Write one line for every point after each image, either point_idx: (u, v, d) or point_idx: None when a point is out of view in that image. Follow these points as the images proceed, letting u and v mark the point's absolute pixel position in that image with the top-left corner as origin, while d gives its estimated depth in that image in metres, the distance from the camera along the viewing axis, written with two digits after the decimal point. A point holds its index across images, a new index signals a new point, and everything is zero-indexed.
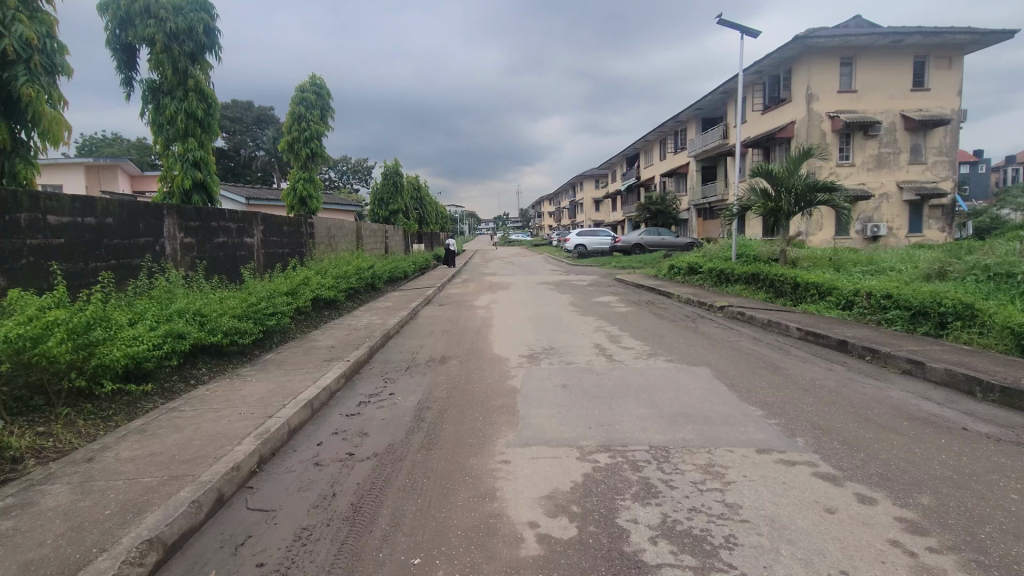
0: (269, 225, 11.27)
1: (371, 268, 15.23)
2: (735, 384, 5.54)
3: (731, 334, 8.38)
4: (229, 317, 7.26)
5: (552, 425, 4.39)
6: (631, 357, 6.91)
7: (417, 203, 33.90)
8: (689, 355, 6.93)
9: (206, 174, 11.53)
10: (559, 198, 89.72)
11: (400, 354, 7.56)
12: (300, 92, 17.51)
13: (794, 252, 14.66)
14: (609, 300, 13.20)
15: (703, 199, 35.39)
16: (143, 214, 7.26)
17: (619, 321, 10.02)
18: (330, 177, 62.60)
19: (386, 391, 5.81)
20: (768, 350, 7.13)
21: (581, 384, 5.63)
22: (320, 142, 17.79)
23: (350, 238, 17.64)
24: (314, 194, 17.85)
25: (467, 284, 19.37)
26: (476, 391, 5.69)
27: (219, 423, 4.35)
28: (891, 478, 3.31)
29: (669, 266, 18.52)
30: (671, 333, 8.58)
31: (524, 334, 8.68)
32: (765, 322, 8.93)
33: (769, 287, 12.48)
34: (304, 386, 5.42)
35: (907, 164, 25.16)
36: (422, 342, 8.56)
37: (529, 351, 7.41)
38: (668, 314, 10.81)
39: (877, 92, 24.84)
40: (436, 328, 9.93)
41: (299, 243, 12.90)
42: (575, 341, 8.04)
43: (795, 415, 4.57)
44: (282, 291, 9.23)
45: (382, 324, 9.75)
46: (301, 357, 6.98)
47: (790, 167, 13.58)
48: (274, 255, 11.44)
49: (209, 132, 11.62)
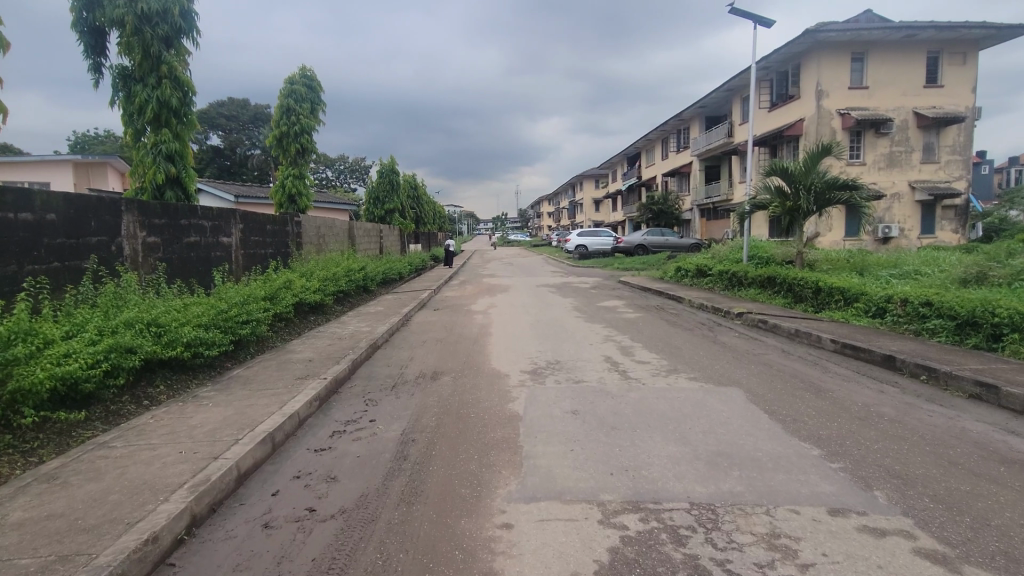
0: (249, 223, 10.43)
1: (363, 270, 14.38)
2: (776, 410, 4.71)
3: (756, 345, 7.54)
4: (191, 327, 6.41)
5: (563, 471, 3.54)
6: (647, 374, 6.08)
7: (415, 203, 33.14)
8: (714, 372, 6.10)
9: (181, 169, 10.67)
10: (558, 199, 88.97)
11: (387, 368, 6.71)
12: (289, 84, 16.63)
13: (811, 254, 13.83)
14: (615, 305, 12.35)
15: (706, 199, 34.59)
16: (95, 210, 6.43)
17: (631, 329, 9.17)
18: (328, 176, 61.87)
19: (366, 417, 4.95)
20: (804, 367, 6.29)
21: (594, 410, 4.78)
22: (310, 136, 16.96)
23: (342, 238, 16.80)
24: (304, 191, 17.06)
25: (465, 287, 18.54)
26: (471, 417, 4.83)
27: (149, 467, 3.50)
28: (1022, 562, 2.48)
29: (676, 268, 17.70)
30: (688, 345, 7.75)
31: (525, 345, 7.84)
32: (791, 333, 8.07)
33: (788, 292, 11.65)
34: (267, 413, 4.56)
35: (920, 163, 24.35)
36: (412, 353, 7.71)
37: (532, 366, 6.57)
38: (681, 321, 9.98)
39: (889, 89, 24.02)
40: (429, 337, 9.10)
41: (283, 243, 12.06)
42: (583, 354, 7.19)
43: (861, 455, 3.74)
44: (259, 296, 8.41)
45: (370, 331, 8.91)
46: (272, 372, 6.14)
47: (808, 165, 12.76)
48: (255, 257, 10.60)
49: (186, 123, 10.74)
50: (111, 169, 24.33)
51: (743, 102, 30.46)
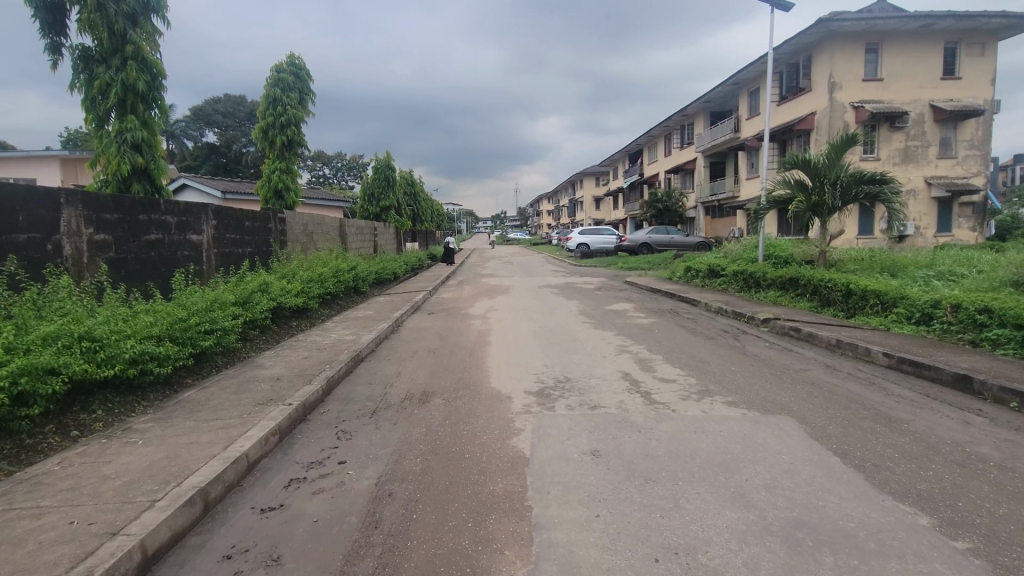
0: (223, 219, 9.47)
1: (352, 270, 13.43)
2: (849, 452, 3.75)
3: (793, 359, 6.60)
4: (136, 340, 5.46)
5: (589, 555, 2.59)
6: (675, 398, 5.11)
7: (411, 200, 32.11)
8: (753, 394, 5.14)
9: (150, 159, 9.64)
10: (559, 198, 87.94)
11: (369, 389, 5.74)
12: (276, 71, 15.63)
13: (834, 253, 12.88)
14: (625, 309, 11.38)
15: (711, 196, 33.60)
16: (25, 202, 5.49)
17: (647, 338, 8.22)
18: (324, 173, 60.89)
19: (335, 457, 3.99)
20: (859, 388, 5.33)
21: (620, 449, 3.83)
22: (298, 128, 15.98)
23: (332, 236, 15.83)
24: (292, 186, 16.07)
25: (462, 287, 17.58)
26: (466, 457, 3.88)
27: (16, 552, 2.52)
28: None
29: (686, 268, 16.76)
30: (715, 358, 6.78)
31: (530, 358, 6.91)
32: (829, 343, 7.11)
33: (815, 295, 10.69)
34: (207, 456, 3.61)
35: (936, 158, 23.40)
36: (400, 367, 6.76)
37: (539, 386, 5.60)
38: (701, 328, 9.04)
39: (904, 81, 23.05)
40: (421, 345, 8.13)
41: (265, 241, 11.11)
42: (596, 369, 6.22)
43: (987, 525, 2.80)
44: (229, 301, 7.45)
45: (355, 339, 7.95)
46: (231, 393, 5.16)
47: (833, 158, 11.79)
48: (231, 256, 9.64)
49: (155, 108, 9.71)
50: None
51: (750, 96, 29.45)
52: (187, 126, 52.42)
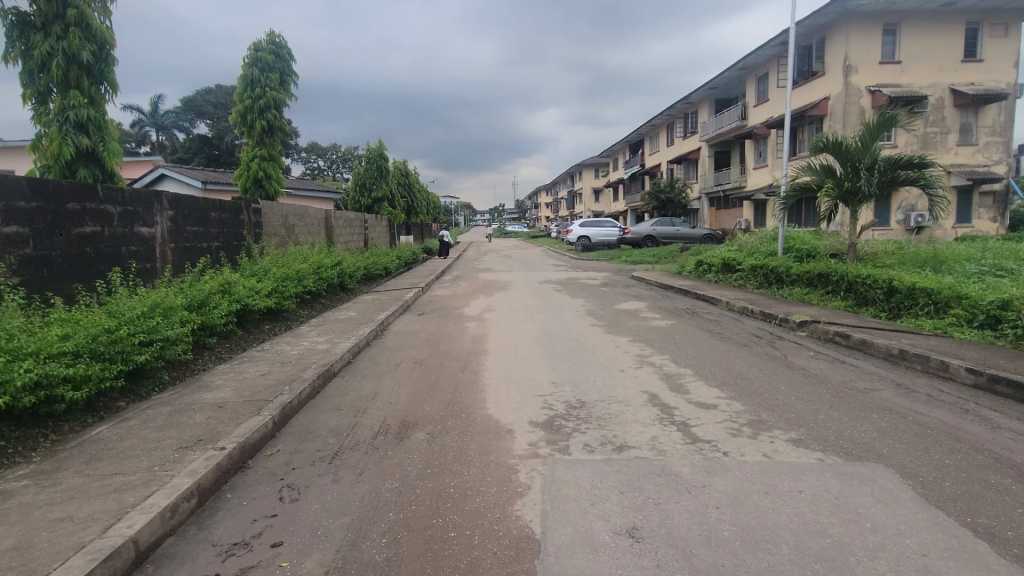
0: (181, 209, 8.33)
1: (335, 266, 12.27)
2: (995, 532, 2.63)
3: (852, 374, 5.48)
4: (35, 360, 4.34)
5: None
6: (724, 433, 3.99)
7: (406, 191, 30.97)
8: (821, 429, 4.02)
9: (98, 142, 8.35)
10: (557, 189, 86.57)
11: (334, 419, 4.61)
12: (254, 50, 14.39)
13: (865, 246, 11.73)
14: (636, 309, 10.26)
15: (716, 186, 32.44)
16: None
17: (669, 345, 7.09)
18: (319, 166, 59.52)
19: (267, 536, 2.85)
20: (955, 418, 4.20)
21: (670, 527, 2.72)
22: (279, 112, 14.75)
23: (317, 229, 14.68)
24: (273, 175, 14.87)
25: (458, 283, 16.43)
26: (450, 539, 2.74)
27: None
28: None
29: (696, 262, 15.64)
30: (755, 372, 5.68)
31: (534, 373, 5.79)
32: (888, 353, 6.00)
33: (850, 294, 9.58)
34: (70, 550, 2.47)
35: (956, 145, 22.25)
36: (378, 385, 5.64)
37: (547, 415, 4.48)
38: (727, 332, 7.91)
39: (924, 64, 21.87)
40: (406, 355, 6.99)
41: (235, 235, 9.97)
42: (616, 390, 5.10)
43: None
44: (178, 304, 6.31)
45: (328, 349, 6.80)
46: (154, 429, 4.03)
47: (866, 142, 10.66)
48: (191, 252, 8.50)
49: (104, 84, 8.42)
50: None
51: (758, 82, 28.21)
52: (177, 117, 51.25)
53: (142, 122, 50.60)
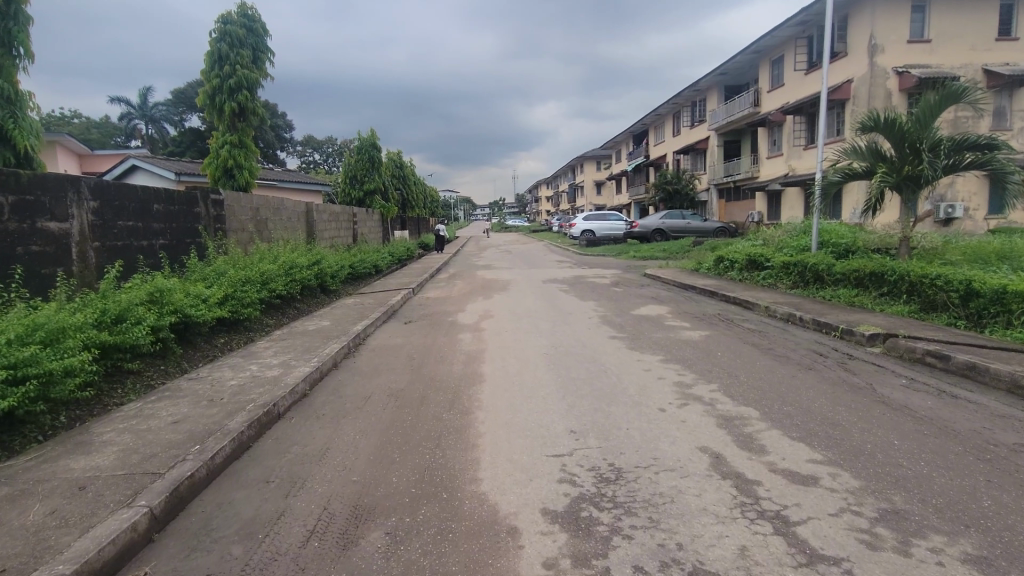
0: (110, 200, 6.82)
1: (310, 266, 10.79)
2: None
3: (981, 419, 4.00)
4: None
5: None
6: (854, 545, 2.51)
7: (401, 183, 29.46)
8: (1009, 538, 2.53)
9: (7, 119, 6.42)
10: (558, 181, 84.86)
11: (253, 504, 3.12)
12: (222, 23, 12.80)
13: (918, 240, 10.23)
14: (659, 314, 8.78)
15: (726, 177, 30.91)
16: None
17: (713, 367, 5.59)
18: (315, 159, 57.99)
19: None
20: None
21: None
22: (252, 92, 13.22)
23: (294, 223, 13.17)
24: (245, 163, 13.40)
25: (453, 283, 14.95)
26: None
27: None
28: None
29: (716, 258, 14.15)
30: (843, 412, 4.18)
31: (546, 416, 4.31)
32: (1016, 386, 4.51)
33: (914, 297, 8.11)
34: None
35: (988, 130, 20.68)
36: (333, 435, 4.13)
37: (570, 501, 3.00)
38: (778, 346, 6.44)
39: (954, 43, 20.30)
40: (379, 382, 5.48)
41: (188, 231, 8.48)
42: (664, 448, 3.62)
43: None
44: (75, 324, 4.81)
45: (278, 376, 5.29)
46: None
47: (926, 119, 9.16)
48: (125, 252, 7.00)
49: (15, 47, 6.50)
50: (60, 148, 25.45)
51: (772, 66, 26.66)
52: (168, 110, 49.77)
53: (131, 114, 49.05)
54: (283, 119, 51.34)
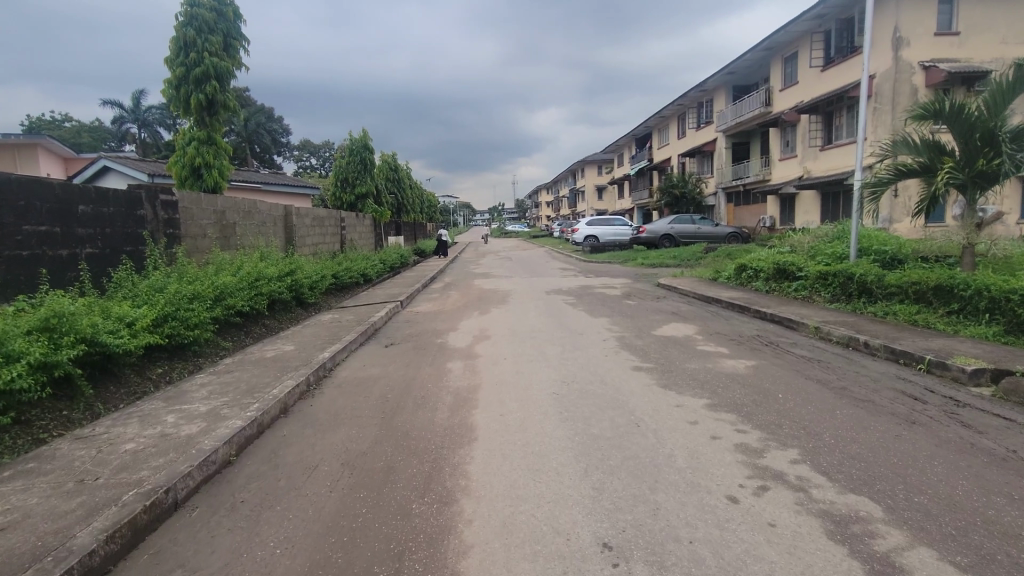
0: (9, 200, 5.45)
1: (280, 277, 9.41)
2: None
3: None
4: None
5: None
6: None
7: (396, 187, 28.19)
8: None
9: None
10: (558, 186, 83.49)
11: None
12: (189, 5, 11.43)
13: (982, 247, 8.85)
14: (687, 336, 7.38)
15: (735, 180, 29.55)
16: None
17: (781, 419, 4.18)
18: (312, 164, 56.76)
19: None
20: None
21: None
22: (222, 83, 11.89)
23: (269, 229, 11.79)
24: (215, 163, 12.09)
25: (446, 294, 13.59)
26: None
27: None
28: None
29: (738, 266, 12.73)
30: (1011, 511, 2.78)
31: (565, 513, 2.90)
32: None
33: (997, 317, 6.72)
34: None
35: None
36: (239, 548, 2.70)
37: None
38: (851, 384, 5.05)
39: (983, 37, 19.01)
40: (336, 441, 4.07)
41: (127, 237, 7.11)
42: None
43: None
44: None
45: (197, 435, 3.89)
46: None
47: (997, 105, 7.79)
48: (30, 264, 5.62)
49: None
50: (40, 149, 24.12)
51: (785, 63, 25.35)
52: (162, 114, 48.56)
53: (123, 118, 47.79)
54: (279, 123, 50.05)
